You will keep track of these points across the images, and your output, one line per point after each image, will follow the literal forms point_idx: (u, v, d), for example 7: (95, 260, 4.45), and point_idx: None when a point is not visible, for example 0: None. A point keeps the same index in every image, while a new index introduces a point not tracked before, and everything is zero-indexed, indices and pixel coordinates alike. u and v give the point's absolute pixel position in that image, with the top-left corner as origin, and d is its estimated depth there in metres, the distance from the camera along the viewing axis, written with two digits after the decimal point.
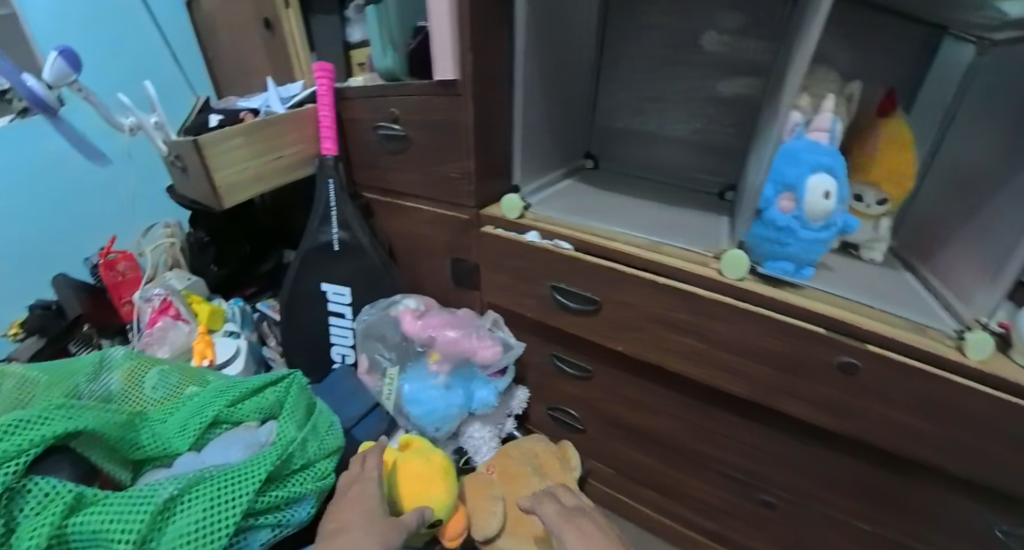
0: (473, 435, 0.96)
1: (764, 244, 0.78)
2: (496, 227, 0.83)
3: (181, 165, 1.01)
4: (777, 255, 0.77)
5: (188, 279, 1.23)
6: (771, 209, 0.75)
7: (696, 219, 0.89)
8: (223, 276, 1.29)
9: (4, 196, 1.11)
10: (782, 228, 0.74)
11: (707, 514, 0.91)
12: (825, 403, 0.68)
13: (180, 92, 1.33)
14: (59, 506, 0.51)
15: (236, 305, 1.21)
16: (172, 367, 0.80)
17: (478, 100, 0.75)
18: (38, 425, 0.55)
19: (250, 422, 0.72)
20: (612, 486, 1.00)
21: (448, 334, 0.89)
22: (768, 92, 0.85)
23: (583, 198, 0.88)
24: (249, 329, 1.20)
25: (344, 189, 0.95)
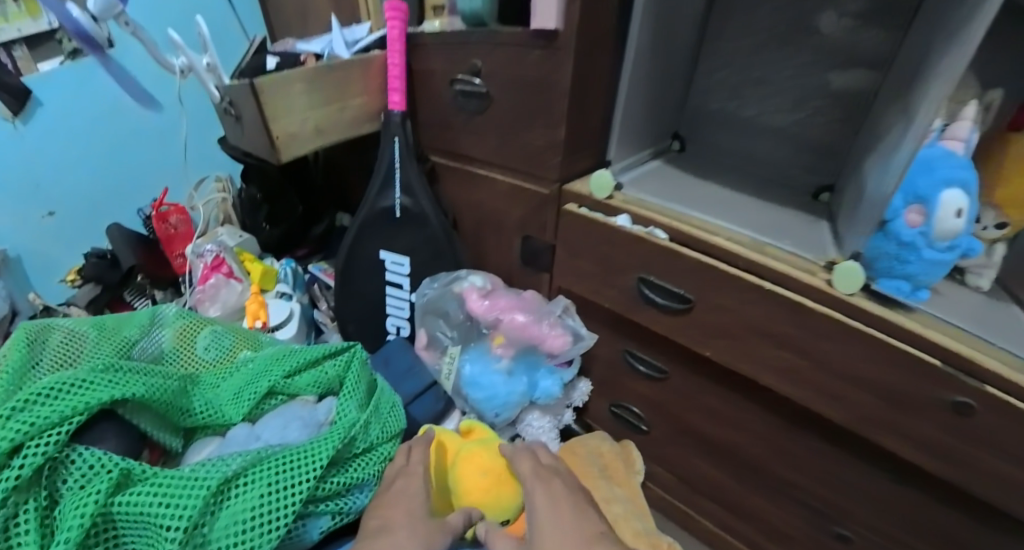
0: (531, 424, 0.90)
1: (882, 260, 0.66)
2: (580, 207, 0.77)
3: (234, 112, 0.94)
4: (891, 274, 0.65)
5: (239, 237, 1.22)
6: (896, 220, 0.64)
7: (792, 219, 0.81)
8: (274, 236, 1.29)
9: (60, 145, 1.11)
10: (905, 244, 0.63)
11: (775, 538, 0.83)
12: (931, 445, 0.59)
13: (233, 34, 1.28)
14: (103, 483, 0.54)
15: (288, 266, 1.20)
16: (224, 329, 0.86)
17: (578, 58, 0.66)
18: (87, 393, 0.59)
19: (306, 397, 0.77)
20: (673, 493, 0.93)
21: (517, 318, 0.84)
22: (893, 84, 0.74)
23: (673, 184, 0.81)
24: (302, 291, 1.19)
25: (411, 149, 0.90)
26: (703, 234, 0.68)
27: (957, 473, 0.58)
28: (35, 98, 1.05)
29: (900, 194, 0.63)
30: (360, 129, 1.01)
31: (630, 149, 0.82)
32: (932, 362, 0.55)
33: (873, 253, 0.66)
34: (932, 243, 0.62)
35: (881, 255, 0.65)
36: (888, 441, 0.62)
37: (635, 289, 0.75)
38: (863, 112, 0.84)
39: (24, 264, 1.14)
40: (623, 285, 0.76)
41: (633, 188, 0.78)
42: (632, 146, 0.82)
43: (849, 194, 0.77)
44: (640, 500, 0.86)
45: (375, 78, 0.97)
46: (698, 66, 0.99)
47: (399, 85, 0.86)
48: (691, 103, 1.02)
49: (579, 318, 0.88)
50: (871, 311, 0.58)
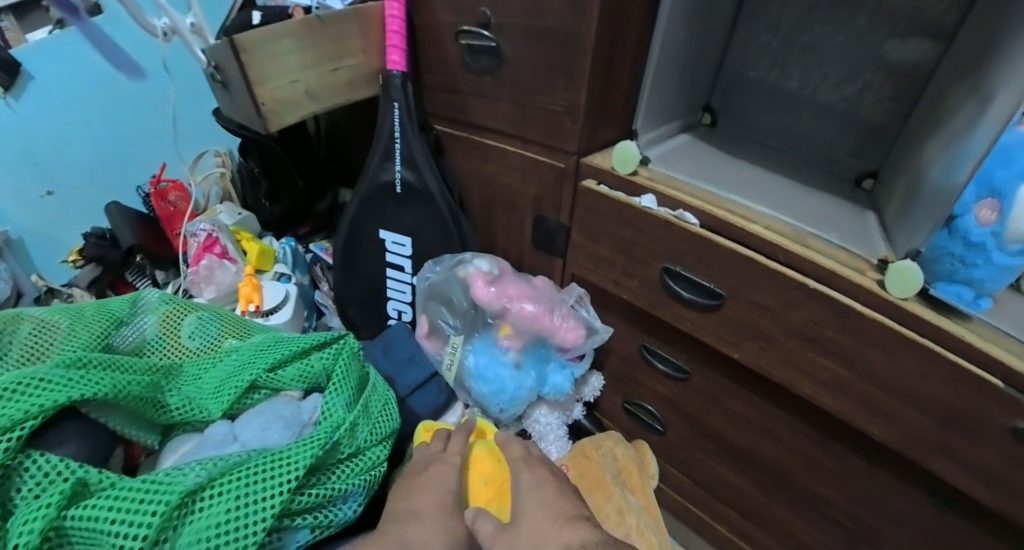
0: (539, 419, 0.83)
1: (943, 261, 0.56)
2: (599, 184, 0.69)
3: (220, 78, 0.85)
4: (952, 278, 0.56)
5: (238, 215, 1.15)
6: (963, 216, 0.54)
7: (838, 208, 0.72)
8: (275, 213, 1.20)
9: (47, 116, 1.03)
10: (972, 244, 0.54)
11: None
12: (986, 473, 0.50)
13: None
14: (53, 496, 0.47)
15: (287, 245, 1.11)
16: (210, 314, 0.79)
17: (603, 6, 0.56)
18: (41, 393, 0.52)
19: (290, 392, 0.69)
20: (690, 498, 0.86)
21: (527, 310, 0.75)
22: (964, 54, 0.64)
23: (707, 163, 0.71)
24: (302, 271, 1.11)
25: (412, 116, 0.81)
26: (740, 222, 0.59)
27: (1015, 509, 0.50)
28: (26, 72, 0.97)
29: (973, 186, 0.54)
30: (358, 94, 0.91)
31: (659, 121, 0.73)
32: (994, 383, 0.46)
33: (935, 252, 0.57)
34: (1004, 245, 0.52)
35: (944, 256, 0.56)
36: (937, 467, 0.54)
37: (659, 279, 0.67)
38: (919, 87, 0.73)
39: (27, 245, 1.10)
40: (644, 273, 0.68)
41: (663, 164, 0.69)
42: (658, 118, 0.73)
43: (903, 182, 0.68)
44: (655, 511, 0.77)
45: (374, 33, 0.87)
46: (735, 29, 0.88)
47: (398, 42, 0.76)
48: (727, 72, 0.92)
49: (592, 307, 0.80)
50: (926, 319, 0.50)
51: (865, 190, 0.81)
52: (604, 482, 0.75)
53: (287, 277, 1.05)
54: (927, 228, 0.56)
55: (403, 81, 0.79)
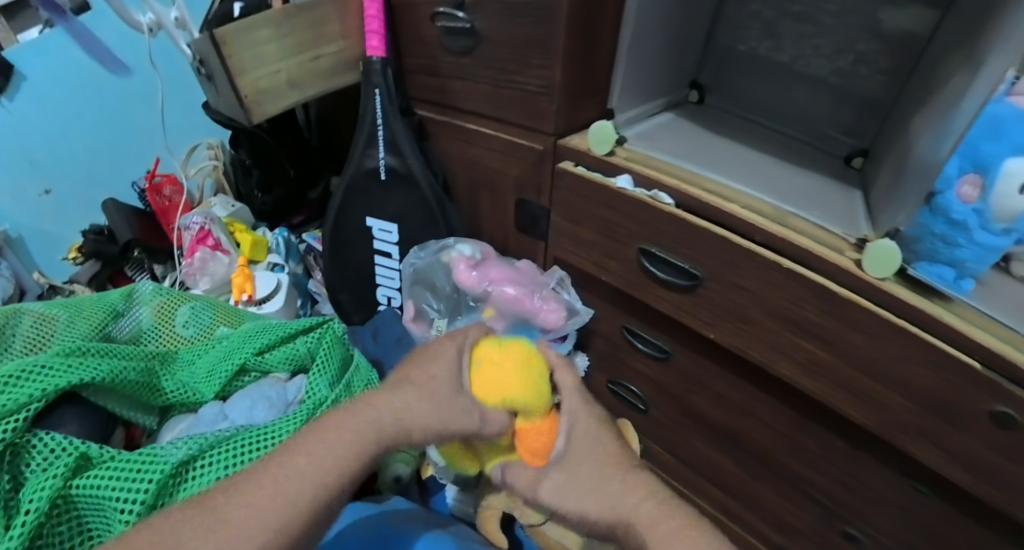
0: None
1: (925, 240, 0.55)
2: (576, 166, 0.68)
3: (206, 73, 0.85)
4: (935, 257, 0.54)
5: (232, 206, 1.16)
6: (946, 192, 0.51)
7: (826, 186, 0.71)
8: (267, 203, 1.20)
9: (42, 108, 1.03)
10: (952, 222, 0.51)
11: (779, 530, 0.76)
12: (961, 454, 0.50)
13: None
14: (59, 468, 0.49)
15: (281, 235, 1.12)
16: (203, 303, 0.78)
17: None
18: (40, 377, 0.53)
19: (277, 373, 0.70)
20: (675, 477, 0.86)
21: (506, 290, 0.80)
22: (960, 22, 0.60)
23: (687, 141, 0.70)
24: (295, 261, 1.12)
25: (394, 101, 0.81)
26: (718, 202, 0.58)
27: (988, 492, 0.50)
28: (19, 72, 0.98)
29: (958, 159, 0.50)
30: (344, 80, 0.90)
31: (635, 100, 0.71)
32: (971, 366, 0.45)
33: (918, 232, 0.55)
34: (988, 225, 0.49)
35: (925, 235, 0.54)
36: (913, 447, 0.54)
37: (638, 261, 0.66)
38: (914, 59, 0.71)
39: (28, 242, 1.13)
40: (623, 255, 0.67)
41: (644, 142, 0.67)
42: (637, 96, 0.71)
43: (892, 159, 0.66)
44: None
45: (352, 14, 0.85)
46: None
47: (377, 26, 0.77)
48: (718, 44, 0.89)
49: (579, 291, 0.80)
50: (901, 298, 0.49)
51: (856, 168, 0.79)
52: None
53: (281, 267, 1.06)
54: (912, 207, 0.54)
55: (384, 67, 0.79)
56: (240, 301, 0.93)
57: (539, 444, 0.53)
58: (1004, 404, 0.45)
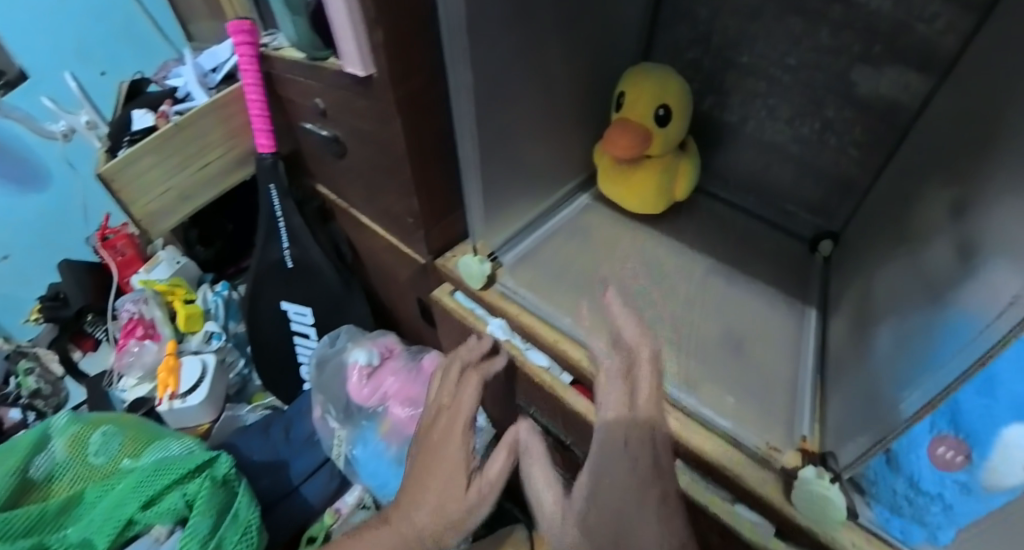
0: None
1: (882, 486, 0.33)
2: (454, 291, 0.57)
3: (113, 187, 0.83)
4: (897, 509, 0.32)
5: (177, 263, 1.23)
6: (912, 453, 0.31)
7: (769, 305, 0.53)
8: (210, 256, 1.27)
9: None
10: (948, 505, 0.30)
11: None
12: None
13: (106, 85, 1.20)
14: None
15: (218, 296, 1.20)
16: (116, 426, 0.79)
17: (411, 107, 0.47)
18: None
19: (161, 526, 0.63)
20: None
21: (399, 411, 0.69)
22: (954, 115, 0.40)
23: (571, 269, 0.56)
24: (234, 319, 1.22)
25: (289, 196, 0.80)
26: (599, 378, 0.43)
27: None
28: None
29: None
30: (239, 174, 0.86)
31: (508, 221, 0.57)
32: None
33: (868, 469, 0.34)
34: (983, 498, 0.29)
35: (891, 503, 0.33)
36: None
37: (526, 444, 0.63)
38: (897, 134, 0.50)
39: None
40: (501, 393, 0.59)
41: (556, 291, 0.53)
42: (519, 201, 0.57)
43: (853, 298, 0.46)
44: None
45: (236, 99, 0.78)
46: (654, 40, 0.64)
47: (262, 125, 0.75)
48: None
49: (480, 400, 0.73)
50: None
51: (823, 254, 0.59)
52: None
53: (218, 335, 1.15)
54: (835, 408, 0.38)
55: (275, 162, 0.78)
56: (166, 395, 1.01)
57: (627, 140, 0.50)
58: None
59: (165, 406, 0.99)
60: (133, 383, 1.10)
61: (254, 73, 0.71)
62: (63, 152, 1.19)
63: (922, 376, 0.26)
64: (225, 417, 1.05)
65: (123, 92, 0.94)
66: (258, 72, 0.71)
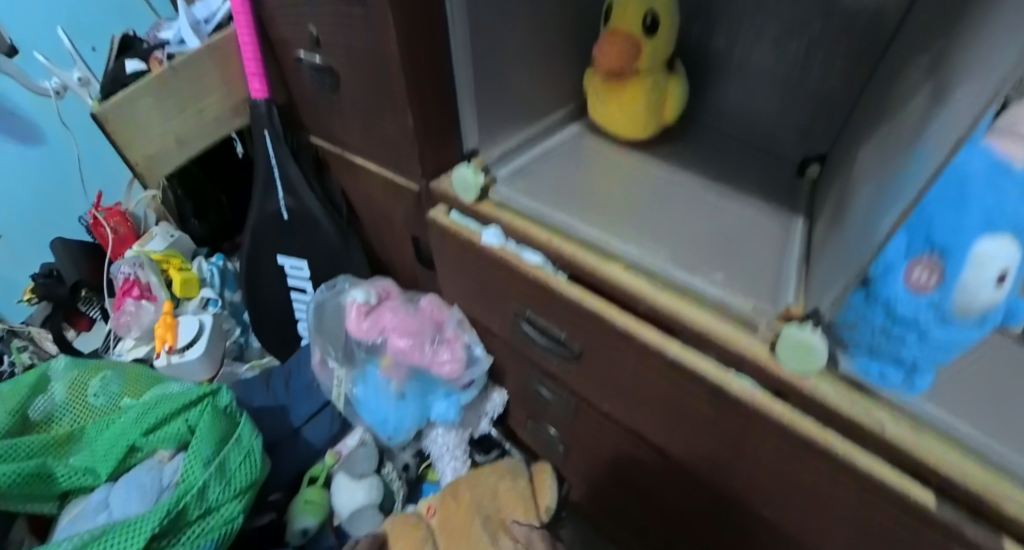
0: (436, 439, 0.81)
1: (860, 329, 0.35)
2: (450, 212, 0.57)
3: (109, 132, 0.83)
4: (875, 352, 0.35)
5: (170, 237, 1.22)
6: (888, 280, 0.32)
7: (752, 217, 0.56)
8: (205, 230, 1.28)
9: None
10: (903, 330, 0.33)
11: None
12: None
13: (98, 41, 1.13)
14: None
15: (215, 265, 1.21)
16: (116, 371, 0.80)
17: (403, 16, 0.47)
18: None
19: (163, 451, 0.65)
20: (597, 519, 0.80)
21: (398, 343, 0.70)
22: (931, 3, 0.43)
23: (571, 179, 0.58)
24: (230, 288, 1.22)
25: (283, 143, 0.81)
26: (600, 263, 0.46)
27: None
28: None
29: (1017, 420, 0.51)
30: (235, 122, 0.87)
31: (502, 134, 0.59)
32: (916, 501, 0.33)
33: (846, 316, 0.36)
34: (951, 319, 0.31)
35: (864, 342, 0.35)
36: None
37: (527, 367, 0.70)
38: (883, 41, 0.53)
39: None
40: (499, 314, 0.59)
41: (553, 195, 0.56)
42: (503, 122, 0.60)
43: (832, 198, 0.49)
44: None
45: (231, 42, 0.79)
46: None
47: (256, 70, 0.75)
48: None
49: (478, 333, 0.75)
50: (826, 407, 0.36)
51: (811, 177, 0.61)
52: (472, 531, 0.70)
53: (214, 301, 1.16)
54: (818, 272, 0.41)
55: (270, 109, 0.78)
56: (163, 350, 1.02)
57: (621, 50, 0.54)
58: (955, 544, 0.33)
59: (163, 361, 1.01)
60: (131, 344, 1.10)
61: (244, 16, 0.72)
62: (57, 109, 1.14)
63: (896, 203, 0.31)
64: (223, 376, 1.06)
65: (114, 46, 0.94)
66: (248, 12, 0.72)
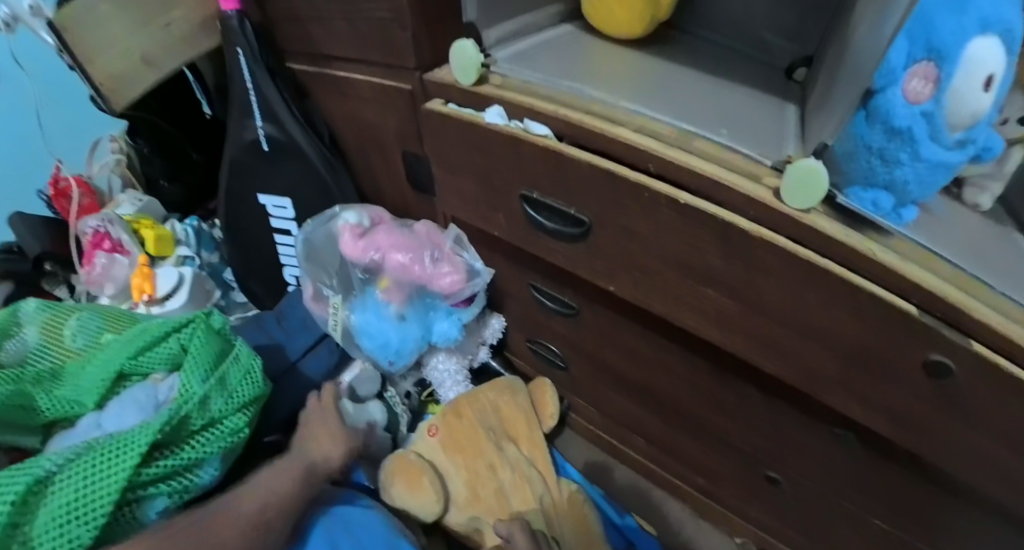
0: (436, 367, 0.80)
1: (859, 157, 0.42)
2: (448, 103, 0.60)
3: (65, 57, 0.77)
4: (869, 180, 0.42)
5: (140, 201, 1.13)
6: (889, 96, 0.37)
7: (750, 95, 0.58)
8: (178, 193, 1.19)
9: None
10: (895, 152, 0.39)
11: (698, 470, 0.76)
12: (889, 412, 0.47)
13: None
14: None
15: (190, 225, 1.14)
16: (94, 312, 0.76)
17: None
18: None
19: (156, 375, 0.63)
20: (600, 427, 0.85)
21: (397, 258, 0.71)
22: None
23: (567, 59, 0.60)
24: (208, 249, 1.16)
25: (261, 62, 0.76)
26: (610, 126, 0.49)
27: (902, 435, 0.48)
28: None
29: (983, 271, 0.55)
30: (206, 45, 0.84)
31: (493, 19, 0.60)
32: (905, 311, 0.39)
33: (849, 147, 0.42)
34: (940, 135, 0.37)
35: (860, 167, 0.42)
36: (835, 402, 0.50)
37: (529, 276, 0.71)
38: None
39: None
40: (508, 207, 0.61)
41: (552, 74, 0.57)
42: (495, 12, 0.60)
43: (829, 59, 0.51)
44: (542, 457, 0.78)
45: None
46: None
47: None
48: None
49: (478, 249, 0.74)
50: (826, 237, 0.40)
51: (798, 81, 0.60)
52: (480, 441, 0.73)
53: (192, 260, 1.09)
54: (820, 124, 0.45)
55: (241, 21, 0.75)
56: (141, 301, 0.98)
57: None
58: (941, 350, 0.40)
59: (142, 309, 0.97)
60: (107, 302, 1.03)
61: None
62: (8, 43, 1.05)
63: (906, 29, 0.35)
64: None
65: None
66: None
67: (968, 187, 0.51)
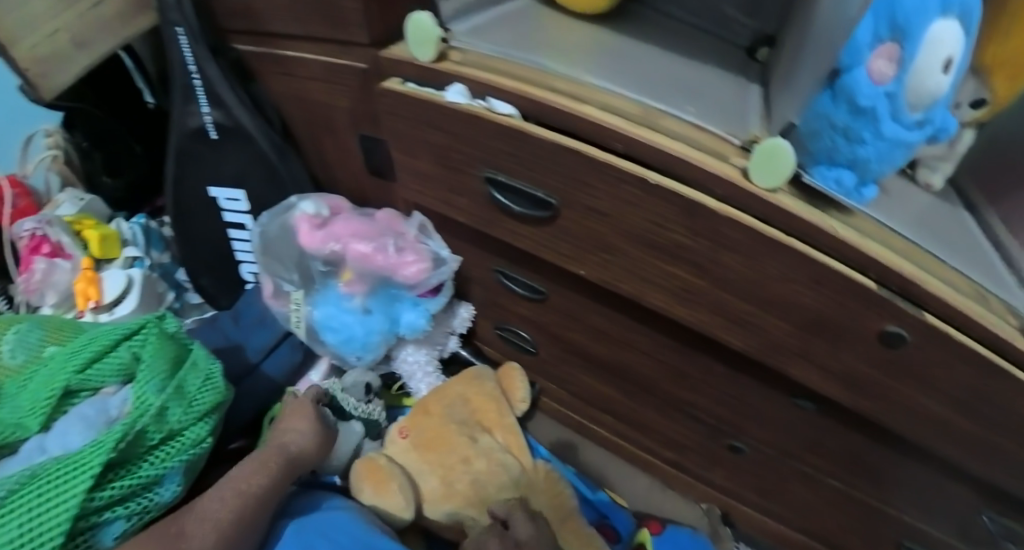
0: (406, 358, 0.79)
1: (823, 135, 0.41)
2: (405, 82, 0.58)
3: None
4: (833, 159, 0.42)
5: (82, 199, 1.04)
6: (853, 74, 0.36)
7: (710, 71, 0.57)
8: (120, 188, 1.11)
9: None
10: (861, 131, 0.38)
11: (669, 445, 0.77)
12: (846, 376, 0.49)
13: None
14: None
15: (137, 223, 1.06)
16: (34, 324, 0.71)
17: None
18: None
19: (107, 389, 0.59)
20: (572, 411, 0.84)
21: (358, 248, 0.68)
22: None
23: (524, 35, 0.57)
24: (158, 248, 1.08)
25: (202, 41, 0.71)
26: (574, 105, 0.47)
27: (859, 400, 0.50)
28: None
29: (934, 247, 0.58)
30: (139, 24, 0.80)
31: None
32: (865, 286, 0.41)
33: (813, 126, 0.41)
34: (901, 113, 0.37)
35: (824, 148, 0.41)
36: (798, 372, 0.52)
37: (495, 261, 0.69)
38: None
39: None
40: (471, 188, 0.59)
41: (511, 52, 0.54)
42: None
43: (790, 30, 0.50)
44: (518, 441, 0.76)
45: None
46: None
47: None
48: None
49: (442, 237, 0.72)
50: (793, 215, 0.41)
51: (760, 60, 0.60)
52: (451, 435, 0.71)
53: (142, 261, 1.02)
54: (776, 99, 0.45)
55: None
56: (87, 307, 0.91)
57: None
58: (893, 321, 0.42)
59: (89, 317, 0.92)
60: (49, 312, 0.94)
61: None
62: None
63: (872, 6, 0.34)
64: None
65: None
66: None
67: (921, 167, 0.53)
